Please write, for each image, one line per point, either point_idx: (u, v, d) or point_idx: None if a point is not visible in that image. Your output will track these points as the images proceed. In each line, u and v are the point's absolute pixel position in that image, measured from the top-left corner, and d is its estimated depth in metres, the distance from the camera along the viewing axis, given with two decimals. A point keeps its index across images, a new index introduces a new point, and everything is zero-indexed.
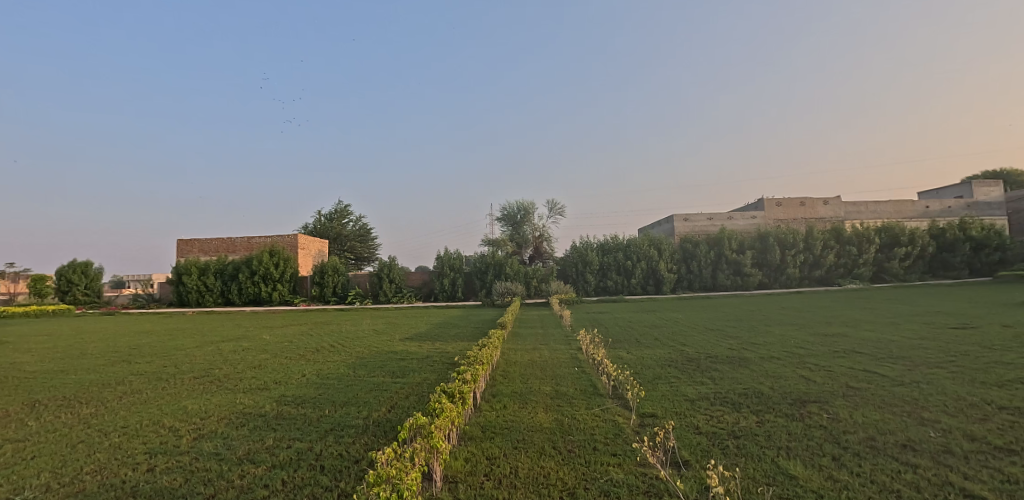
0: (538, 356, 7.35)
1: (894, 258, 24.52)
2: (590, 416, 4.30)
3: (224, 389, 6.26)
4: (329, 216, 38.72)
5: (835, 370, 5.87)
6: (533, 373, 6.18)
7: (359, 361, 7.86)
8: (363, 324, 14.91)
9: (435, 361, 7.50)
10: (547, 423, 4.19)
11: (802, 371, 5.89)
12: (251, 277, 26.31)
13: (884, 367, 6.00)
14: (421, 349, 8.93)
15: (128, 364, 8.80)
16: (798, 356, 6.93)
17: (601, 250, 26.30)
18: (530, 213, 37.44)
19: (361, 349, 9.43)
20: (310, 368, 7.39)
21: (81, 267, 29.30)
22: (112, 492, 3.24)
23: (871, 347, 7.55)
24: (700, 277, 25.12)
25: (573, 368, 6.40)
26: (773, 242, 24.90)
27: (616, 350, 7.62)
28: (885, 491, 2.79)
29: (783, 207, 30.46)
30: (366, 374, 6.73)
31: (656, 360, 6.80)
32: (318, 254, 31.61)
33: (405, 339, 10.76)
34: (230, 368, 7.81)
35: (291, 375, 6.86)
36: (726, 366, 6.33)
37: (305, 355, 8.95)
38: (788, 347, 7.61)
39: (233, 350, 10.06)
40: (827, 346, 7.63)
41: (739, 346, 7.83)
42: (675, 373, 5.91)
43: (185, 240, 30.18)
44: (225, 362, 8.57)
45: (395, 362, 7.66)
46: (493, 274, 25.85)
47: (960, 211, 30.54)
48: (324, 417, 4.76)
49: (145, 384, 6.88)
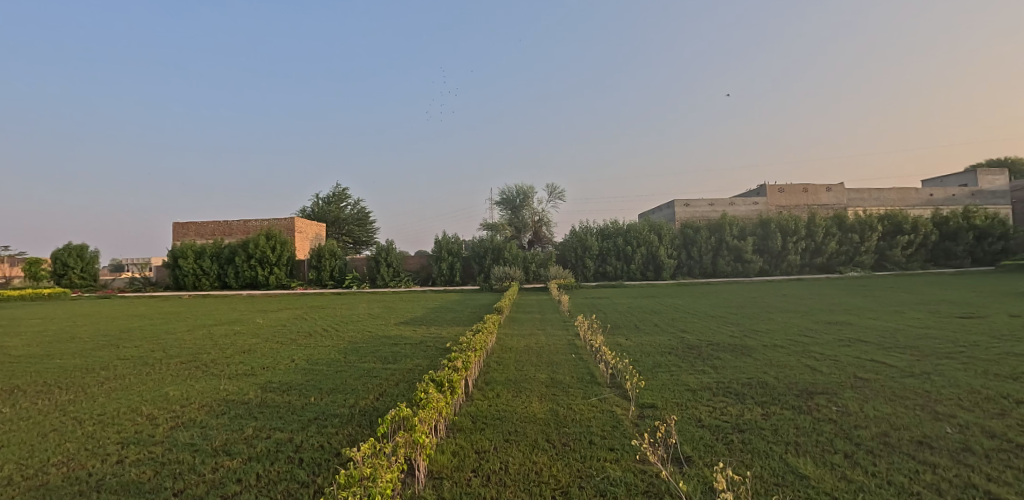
0: (534, 342, 7.16)
1: (897, 246, 24.26)
2: (586, 406, 4.10)
3: (210, 374, 6.05)
4: (327, 200, 38.39)
5: (841, 360, 5.66)
6: (528, 360, 5.97)
7: (351, 346, 7.64)
8: (358, 308, 14.71)
9: (428, 346, 7.29)
10: (541, 413, 3.99)
11: (807, 360, 5.68)
12: (248, 261, 26.08)
13: (892, 357, 5.79)
14: (416, 334, 8.74)
15: (115, 349, 8.59)
16: (802, 344, 6.72)
17: (601, 235, 26.04)
18: (529, 197, 37.04)
19: (354, 334, 9.23)
20: (300, 353, 7.18)
21: (76, 250, 29.05)
22: (75, 487, 3.03)
23: (876, 335, 7.34)
24: (700, 263, 24.93)
25: (570, 354, 6.19)
26: (775, 229, 24.61)
27: (615, 336, 7.40)
28: (904, 494, 2.57)
29: (786, 193, 30.06)
30: (357, 360, 6.54)
31: (655, 347, 6.59)
32: (315, 237, 31.31)
33: (400, 323, 10.55)
34: (218, 353, 7.62)
35: (280, 361, 6.65)
36: (728, 354, 6.11)
37: (297, 339, 8.76)
38: (791, 335, 7.41)
39: (224, 334, 9.88)
40: (831, 334, 7.43)
41: (740, 333, 7.63)
42: (675, 361, 5.71)
43: (181, 223, 29.87)
44: (214, 346, 8.36)
45: (388, 347, 7.45)
46: (492, 258, 25.61)
47: (964, 199, 30.16)
48: (309, 406, 4.56)
49: (129, 370, 6.67)
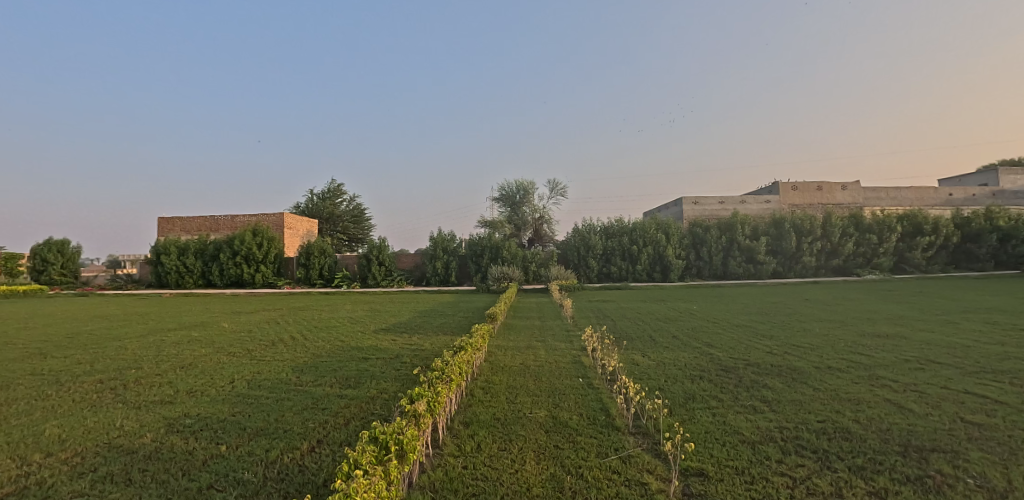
0: (532, 359, 5.88)
1: (917, 248, 22.96)
2: (605, 474, 2.79)
3: (117, 403, 4.77)
4: (321, 195, 37.08)
5: (929, 393, 4.37)
6: (523, 386, 4.66)
7: (312, 362, 6.33)
8: (341, 311, 13.43)
9: (403, 364, 5.98)
10: (540, 486, 2.68)
11: (884, 392, 4.40)
12: (233, 258, 24.80)
13: (993, 389, 4.49)
14: (393, 345, 7.41)
15: (40, 360, 7.33)
16: (864, 366, 5.43)
17: (605, 234, 24.76)
18: (529, 193, 35.82)
19: (324, 343, 7.94)
20: (245, 371, 5.86)
21: (57, 246, 27.88)
22: None
23: (948, 354, 6.02)
24: (710, 265, 23.63)
25: (576, 379, 4.89)
26: (788, 228, 23.34)
27: (630, 353, 6.10)
28: None
29: (799, 191, 28.70)
30: (310, 382, 5.23)
31: (682, 369, 5.27)
32: (307, 234, 30.03)
33: (380, 330, 9.27)
34: (151, 368, 6.33)
35: (216, 381, 5.36)
36: (777, 380, 4.81)
37: (253, 349, 7.47)
38: (843, 353, 6.11)
39: (175, 342, 8.57)
40: (893, 352, 6.13)
41: (781, 350, 6.31)
42: (713, 391, 4.42)
43: (166, 218, 28.59)
44: (152, 358, 7.07)
45: (355, 363, 6.14)
46: (489, 257, 24.27)
47: (985, 199, 28.79)
48: (214, 460, 3.29)
49: (29, 390, 5.40)
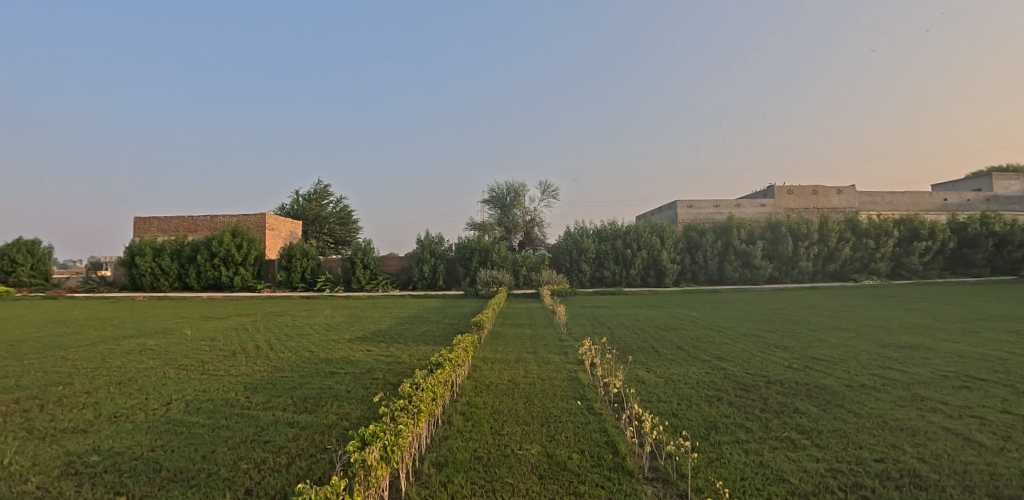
0: (522, 375, 5.14)
1: (914, 253, 22.57)
2: None
3: (17, 431, 3.92)
4: (307, 196, 36.02)
5: (991, 419, 3.70)
6: (511, 411, 3.91)
7: (269, 377, 5.51)
8: (318, 316, 12.56)
9: (374, 380, 5.21)
10: None
11: (940, 418, 3.72)
12: (211, 260, 23.76)
13: None
14: (367, 357, 6.61)
15: None
16: (902, 384, 4.76)
17: (598, 236, 24.11)
18: (520, 195, 35.13)
19: (290, 354, 7.13)
20: (187, 390, 5.02)
21: (26, 245, 26.58)
22: None
23: (987, 368, 5.39)
24: (705, 269, 23.08)
25: (574, 401, 4.15)
26: (785, 232, 22.88)
27: (634, 368, 5.39)
28: None
29: (794, 195, 28.35)
30: (260, 403, 4.43)
31: (695, 388, 4.57)
32: (290, 236, 29.03)
33: (356, 339, 8.47)
34: (83, 384, 5.48)
35: (149, 403, 4.53)
36: (809, 403, 4.12)
37: (207, 362, 6.61)
38: (872, 367, 5.45)
39: (125, 351, 7.70)
40: (926, 367, 5.48)
41: (801, 363, 5.64)
42: (737, 418, 3.70)
43: (142, 218, 27.42)
44: (91, 371, 6.21)
45: (319, 379, 5.35)
46: (478, 260, 23.49)
47: (979, 205, 28.66)
48: None
49: None
